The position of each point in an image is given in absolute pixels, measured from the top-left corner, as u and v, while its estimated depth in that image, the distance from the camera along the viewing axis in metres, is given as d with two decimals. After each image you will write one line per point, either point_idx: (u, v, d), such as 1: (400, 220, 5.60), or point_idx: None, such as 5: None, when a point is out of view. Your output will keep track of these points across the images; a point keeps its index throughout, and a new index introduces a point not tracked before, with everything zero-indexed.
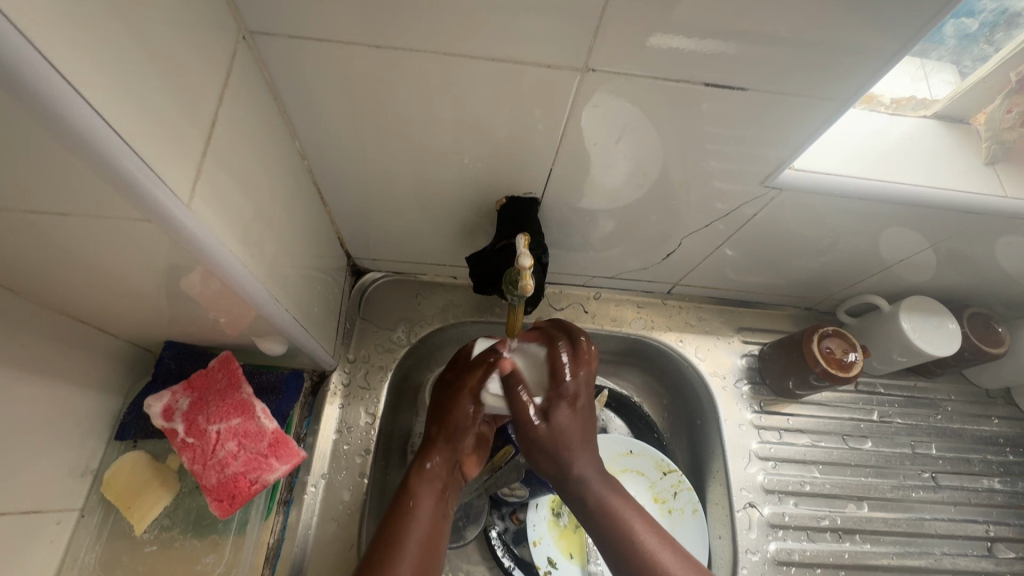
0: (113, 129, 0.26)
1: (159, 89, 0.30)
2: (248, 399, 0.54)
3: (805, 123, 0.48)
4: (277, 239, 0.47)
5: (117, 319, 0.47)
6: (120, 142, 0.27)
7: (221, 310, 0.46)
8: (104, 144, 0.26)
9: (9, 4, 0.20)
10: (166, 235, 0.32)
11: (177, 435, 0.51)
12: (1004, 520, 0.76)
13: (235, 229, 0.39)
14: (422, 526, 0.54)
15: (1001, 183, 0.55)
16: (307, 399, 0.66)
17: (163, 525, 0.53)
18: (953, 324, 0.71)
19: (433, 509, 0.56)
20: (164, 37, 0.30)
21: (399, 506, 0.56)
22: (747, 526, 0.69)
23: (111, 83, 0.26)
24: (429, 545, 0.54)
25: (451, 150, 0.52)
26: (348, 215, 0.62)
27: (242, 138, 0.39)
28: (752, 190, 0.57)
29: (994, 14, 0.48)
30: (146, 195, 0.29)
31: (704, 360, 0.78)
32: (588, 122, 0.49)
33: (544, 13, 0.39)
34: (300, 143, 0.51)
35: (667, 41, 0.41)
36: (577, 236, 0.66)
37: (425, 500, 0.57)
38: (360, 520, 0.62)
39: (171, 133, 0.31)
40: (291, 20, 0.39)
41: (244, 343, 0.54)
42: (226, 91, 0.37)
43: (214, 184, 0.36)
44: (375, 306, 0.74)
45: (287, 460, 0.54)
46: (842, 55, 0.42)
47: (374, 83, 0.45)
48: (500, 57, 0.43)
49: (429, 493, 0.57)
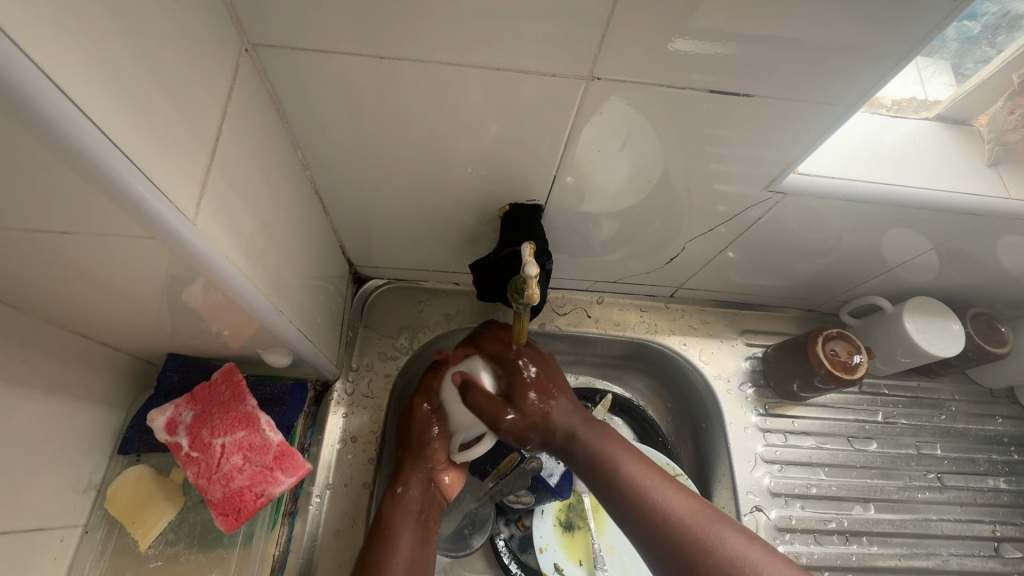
0: (120, 149, 0.26)
1: (163, 105, 0.29)
2: (253, 411, 0.53)
3: (809, 127, 0.48)
4: (280, 250, 0.47)
5: (120, 333, 0.47)
6: (128, 161, 0.27)
7: (224, 322, 0.45)
8: (112, 164, 0.26)
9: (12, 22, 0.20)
10: (172, 251, 0.32)
11: (180, 449, 0.51)
12: (1010, 520, 0.76)
13: (239, 241, 0.38)
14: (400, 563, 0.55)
15: (1005, 184, 0.55)
16: (311, 409, 0.65)
17: (168, 540, 0.52)
18: (956, 325, 0.71)
19: (412, 538, 0.58)
20: (167, 49, 0.29)
21: (377, 536, 0.57)
22: (754, 530, 0.69)
23: (115, 100, 0.26)
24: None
25: (454, 157, 0.52)
26: (350, 224, 0.62)
27: (244, 150, 0.39)
28: (756, 194, 0.57)
29: (997, 16, 0.47)
30: (153, 214, 0.29)
31: (708, 364, 0.78)
32: (592, 129, 0.49)
33: (549, 21, 0.39)
34: (302, 154, 0.51)
35: (673, 45, 0.41)
36: (580, 241, 0.66)
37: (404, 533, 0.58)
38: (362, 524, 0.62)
39: (177, 148, 0.30)
40: (294, 31, 0.39)
41: (248, 354, 0.54)
42: (230, 104, 0.36)
43: (218, 198, 0.35)
44: (377, 314, 0.74)
45: (293, 472, 0.54)
46: (846, 58, 0.42)
47: (377, 92, 0.44)
48: (505, 64, 0.42)
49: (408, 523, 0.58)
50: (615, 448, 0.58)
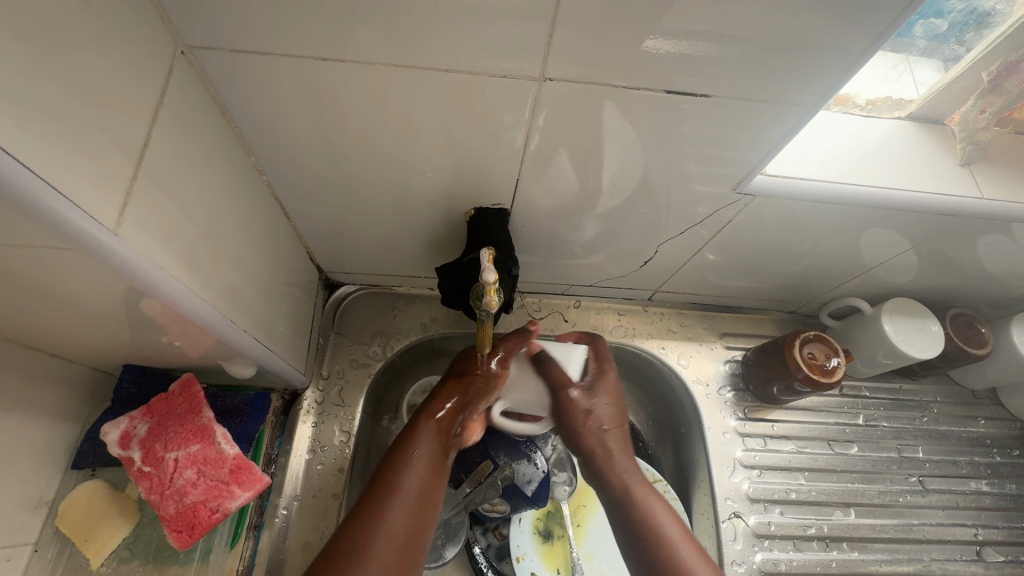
0: (29, 167, 0.25)
1: (77, 112, 0.28)
2: (209, 424, 0.52)
3: (775, 126, 0.47)
4: (231, 258, 0.45)
5: (66, 345, 0.45)
6: (38, 180, 0.25)
7: (175, 334, 0.44)
8: (17, 183, 0.24)
9: None
10: (93, 263, 0.31)
11: (133, 464, 0.49)
12: (992, 523, 0.75)
13: (177, 251, 0.37)
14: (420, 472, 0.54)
15: (978, 183, 0.55)
16: (277, 419, 0.64)
17: (121, 557, 0.51)
18: (936, 326, 0.70)
19: (432, 461, 0.56)
20: (79, 54, 0.28)
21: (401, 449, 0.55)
22: (732, 537, 0.68)
23: (18, 108, 0.24)
24: (417, 502, 0.52)
25: (414, 162, 0.51)
26: (315, 230, 0.61)
27: (182, 157, 0.37)
28: (726, 195, 0.56)
29: (963, 13, 0.47)
30: (67, 229, 0.28)
31: (687, 367, 0.77)
32: (552, 133, 0.48)
33: (496, 22, 0.38)
34: (256, 158, 0.49)
35: (658, 44, 0.40)
36: (552, 244, 0.65)
37: (426, 450, 0.56)
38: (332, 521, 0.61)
39: (96, 158, 0.29)
40: (232, 34, 0.37)
41: (209, 365, 0.53)
42: (162, 108, 0.35)
43: (148, 206, 0.34)
44: (350, 320, 0.73)
45: (250, 487, 0.53)
46: (808, 52, 0.41)
47: (326, 96, 0.43)
48: (455, 66, 0.41)
49: (431, 444, 0.57)
50: (662, 513, 0.59)
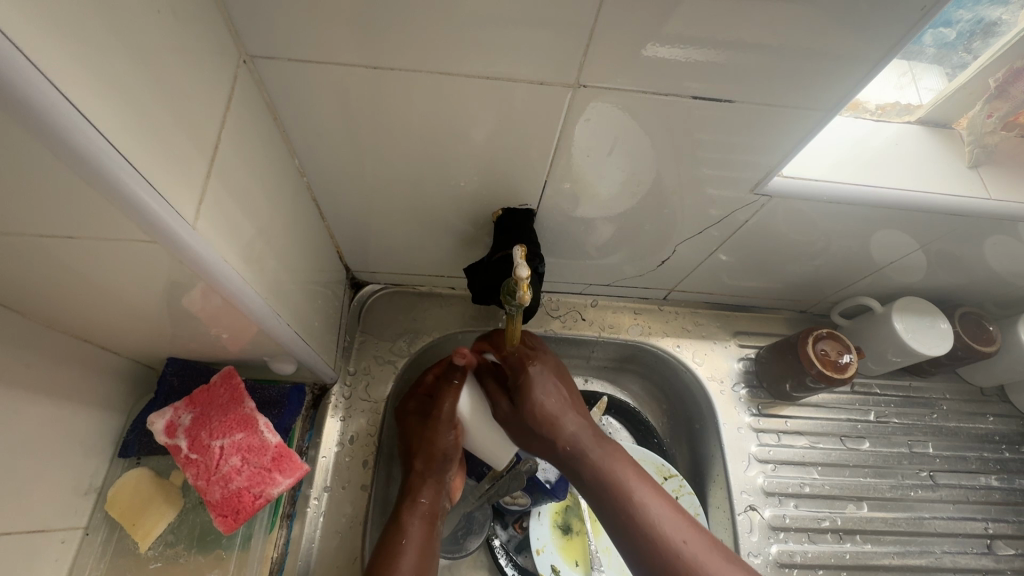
0: (136, 170, 0.28)
1: (165, 116, 0.31)
2: (251, 413, 0.55)
3: (791, 131, 0.50)
4: (277, 254, 0.48)
5: (122, 338, 0.48)
6: (143, 182, 0.29)
7: (224, 327, 0.46)
8: (126, 185, 0.28)
9: (32, 50, 0.22)
10: (174, 256, 0.34)
11: (180, 451, 0.52)
12: (1002, 517, 0.76)
13: (236, 246, 0.40)
14: (419, 536, 0.60)
15: (985, 185, 0.57)
16: (309, 412, 0.66)
17: (167, 541, 0.53)
18: (944, 324, 0.72)
19: (423, 540, 0.59)
20: (164, 62, 0.31)
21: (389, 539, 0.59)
22: (749, 529, 0.69)
23: (120, 115, 0.27)
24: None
25: (447, 166, 0.53)
26: (347, 230, 0.63)
27: (241, 158, 0.40)
28: (742, 197, 0.58)
29: (971, 24, 0.50)
30: (158, 224, 0.31)
31: (702, 365, 0.79)
32: (581, 136, 0.50)
33: (533, 29, 0.40)
34: (298, 160, 0.52)
35: (661, 51, 0.42)
36: (574, 245, 0.67)
37: (416, 531, 0.60)
38: (361, 529, 0.62)
39: (174, 157, 0.32)
40: (290, 43, 0.40)
41: (249, 359, 0.55)
42: (228, 113, 0.38)
43: (215, 205, 0.37)
44: (375, 319, 0.75)
45: (291, 474, 0.55)
46: (825, 59, 0.43)
47: (370, 102, 0.46)
48: (492, 74, 0.44)
49: (418, 526, 0.60)
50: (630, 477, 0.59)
